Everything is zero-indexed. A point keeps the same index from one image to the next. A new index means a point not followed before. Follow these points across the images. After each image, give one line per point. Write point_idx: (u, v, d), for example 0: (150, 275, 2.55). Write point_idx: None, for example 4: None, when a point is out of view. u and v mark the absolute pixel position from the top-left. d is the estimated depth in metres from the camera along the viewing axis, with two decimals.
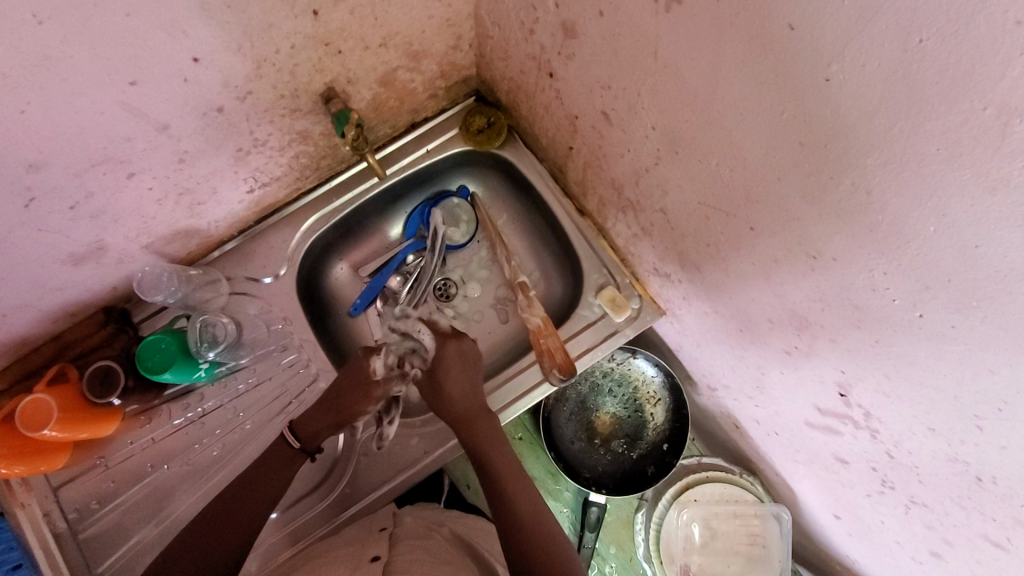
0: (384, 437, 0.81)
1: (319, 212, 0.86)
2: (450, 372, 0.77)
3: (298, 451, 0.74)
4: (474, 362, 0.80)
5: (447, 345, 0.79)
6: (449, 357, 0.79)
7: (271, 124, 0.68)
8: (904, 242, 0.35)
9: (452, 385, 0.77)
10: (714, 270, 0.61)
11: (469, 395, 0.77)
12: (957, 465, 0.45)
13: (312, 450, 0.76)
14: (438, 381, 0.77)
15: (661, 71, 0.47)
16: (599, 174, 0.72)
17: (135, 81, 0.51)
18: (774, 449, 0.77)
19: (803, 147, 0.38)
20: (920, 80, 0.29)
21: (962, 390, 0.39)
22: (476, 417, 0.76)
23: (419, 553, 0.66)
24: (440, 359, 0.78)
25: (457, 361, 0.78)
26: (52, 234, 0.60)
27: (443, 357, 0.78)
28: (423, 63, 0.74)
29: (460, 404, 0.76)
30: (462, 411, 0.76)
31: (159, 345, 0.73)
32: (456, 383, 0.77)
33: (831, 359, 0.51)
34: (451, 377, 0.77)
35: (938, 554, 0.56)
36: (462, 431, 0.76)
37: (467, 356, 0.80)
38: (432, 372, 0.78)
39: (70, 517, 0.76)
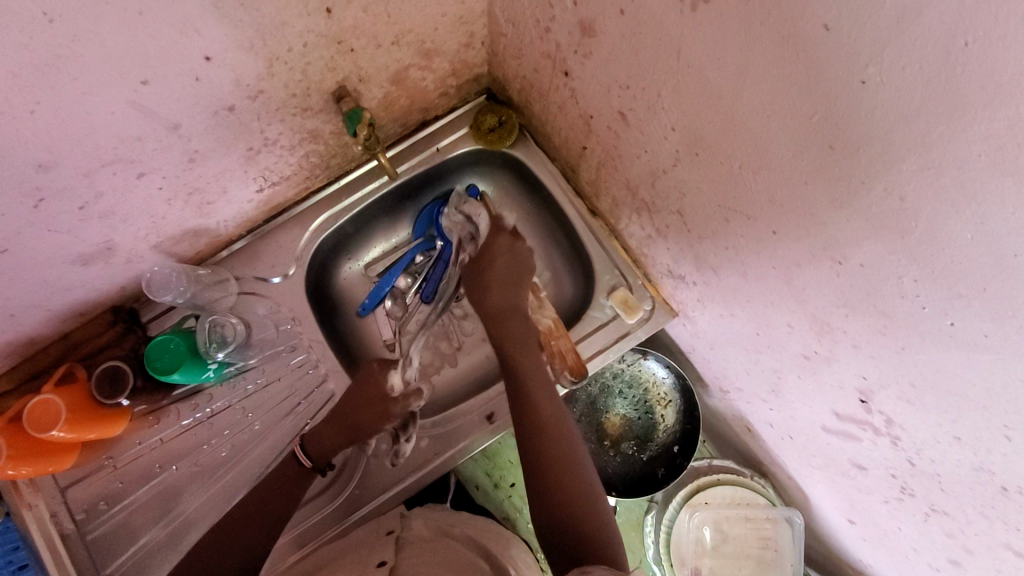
0: (399, 455, 0.80)
1: (328, 211, 0.85)
2: (495, 264, 0.77)
3: (308, 469, 0.74)
4: (524, 263, 0.78)
5: (499, 235, 0.79)
6: (498, 248, 0.78)
7: (282, 123, 0.67)
8: (937, 249, 0.34)
9: (499, 266, 0.77)
10: (731, 272, 0.60)
11: (508, 290, 0.76)
12: (981, 475, 0.44)
13: (322, 467, 0.75)
14: (481, 268, 0.77)
15: (684, 72, 0.46)
16: (613, 174, 0.71)
17: (145, 80, 0.50)
18: (788, 452, 0.76)
19: (832, 150, 0.37)
20: (963, 83, 0.28)
21: (991, 400, 0.38)
22: (514, 314, 0.75)
23: (425, 556, 0.67)
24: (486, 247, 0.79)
25: (504, 247, 0.78)
26: (61, 235, 0.60)
27: (490, 245, 0.78)
28: (435, 61, 0.73)
29: (498, 295, 0.75)
30: (501, 305, 0.75)
31: (167, 345, 0.73)
32: (501, 272, 0.76)
33: (853, 365, 0.50)
34: (496, 262, 0.77)
35: (956, 562, 0.55)
36: (496, 328, 0.75)
37: (516, 249, 0.78)
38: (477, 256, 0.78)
39: (78, 517, 0.75)
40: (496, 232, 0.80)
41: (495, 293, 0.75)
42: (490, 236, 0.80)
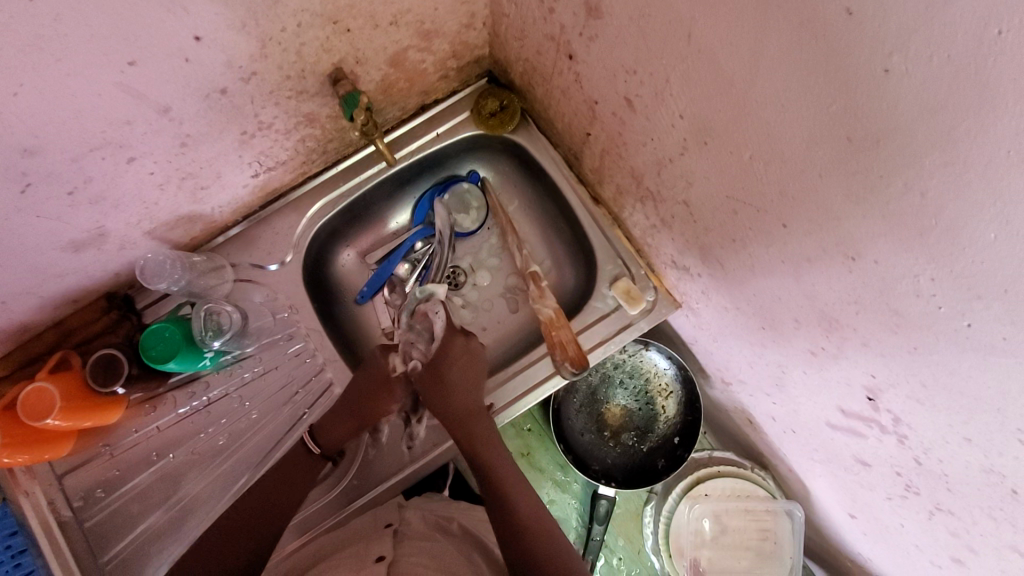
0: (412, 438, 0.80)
1: (325, 197, 0.83)
2: (453, 367, 0.77)
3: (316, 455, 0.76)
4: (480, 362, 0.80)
5: (454, 339, 0.80)
6: (456, 350, 0.79)
7: (277, 106, 0.65)
8: (957, 248, 0.33)
9: (453, 376, 0.77)
10: (737, 266, 0.58)
11: (466, 393, 0.76)
12: (991, 477, 0.43)
13: (331, 454, 0.77)
14: (439, 373, 0.77)
15: (695, 58, 0.44)
16: (617, 162, 0.69)
17: (133, 61, 0.48)
18: (790, 446, 0.76)
19: (851, 143, 0.35)
20: (993, 76, 0.26)
21: (1006, 402, 0.37)
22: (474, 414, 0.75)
23: (422, 556, 0.65)
24: (443, 352, 0.79)
25: (460, 352, 0.79)
26: (50, 220, 0.58)
27: (445, 350, 0.79)
28: (435, 43, 0.71)
29: (461, 396, 0.75)
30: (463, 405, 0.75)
31: (163, 334, 0.72)
32: (458, 378, 0.77)
33: (860, 363, 0.49)
34: (453, 368, 0.77)
35: (960, 560, 0.54)
36: (460, 432, 0.74)
37: (470, 354, 0.79)
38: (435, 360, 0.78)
39: (75, 505, 0.75)
40: (450, 340, 0.80)
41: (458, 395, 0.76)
42: (443, 344, 0.80)
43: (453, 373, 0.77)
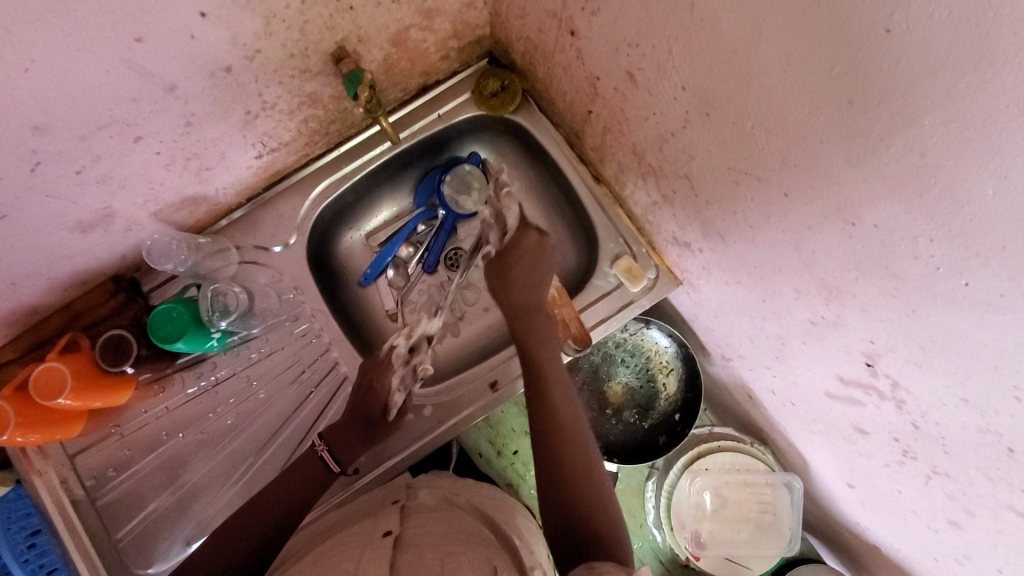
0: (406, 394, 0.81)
1: (328, 179, 0.84)
2: (524, 258, 0.78)
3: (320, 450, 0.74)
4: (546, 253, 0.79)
5: (527, 232, 0.80)
6: (528, 244, 0.79)
7: (280, 86, 0.66)
8: (956, 207, 0.34)
9: (518, 274, 0.77)
10: (737, 239, 0.60)
11: (530, 290, 0.77)
12: (988, 437, 0.44)
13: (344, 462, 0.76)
14: (507, 264, 0.78)
15: (697, 28, 0.44)
16: (619, 139, 0.70)
17: (139, 37, 0.49)
18: (789, 418, 0.77)
19: (852, 105, 0.36)
20: (992, 28, 0.27)
21: (1003, 360, 0.37)
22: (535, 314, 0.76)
23: (431, 525, 0.65)
24: (513, 246, 0.79)
25: (531, 246, 0.79)
26: (59, 200, 0.59)
27: (517, 242, 0.79)
28: (436, 21, 0.71)
29: (516, 292, 0.77)
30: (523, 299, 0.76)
31: (170, 315, 0.72)
32: (523, 269, 0.77)
33: (860, 329, 0.50)
34: (519, 263, 0.78)
35: (956, 523, 0.56)
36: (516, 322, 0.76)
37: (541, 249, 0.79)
38: (506, 249, 0.79)
39: (88, 484, 0.76)
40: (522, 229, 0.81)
41: (518, 289, 0.77)
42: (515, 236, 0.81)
43: (517, 266, 0.78)
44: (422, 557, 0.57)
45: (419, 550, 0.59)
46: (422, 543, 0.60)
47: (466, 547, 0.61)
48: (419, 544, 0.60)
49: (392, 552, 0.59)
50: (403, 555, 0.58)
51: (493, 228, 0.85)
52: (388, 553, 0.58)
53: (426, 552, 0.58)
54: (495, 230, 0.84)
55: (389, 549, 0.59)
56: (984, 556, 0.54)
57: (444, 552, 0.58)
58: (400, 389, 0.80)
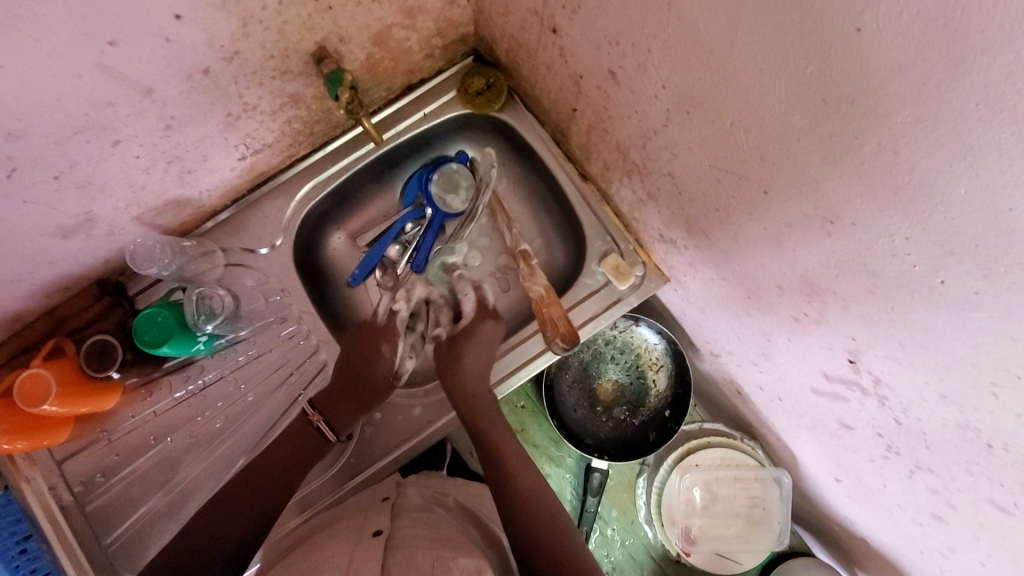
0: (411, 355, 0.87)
1: (313, 179, 0.83)
2: (472, 351, 0.81)
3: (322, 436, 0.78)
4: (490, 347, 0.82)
5: (481, 322, 0.84)
6: (477, 337, 0.82)
7: (260, 87, 0.65)
8: (931, 207, 0.34)
9: (467, 366, 0.80)
10: (722, 237, 0.59)
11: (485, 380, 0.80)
12: (968, 432, 0.44)
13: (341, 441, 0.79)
14: (458, 350, 0.82)
15: (674, 26, 0.44)
16: (603, 137, 0.70)
17: (112, 41, 0.48)
18: (777, 414, 0.77)
19: (826, 105, 0.36)
20: (961, 27, 0.26)
21: (980, 358, 0.37)
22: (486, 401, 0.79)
23: (421, 527, 0.65)
24: (468, 333, 0.83)
25: (484, 339, 0.82)
26: (38, 206, 0.58)
27: (472, 333, 0.82)
28: (419, 20, 0.70)
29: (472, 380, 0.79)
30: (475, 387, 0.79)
31: (155, 318, 0.72)
32: (474, 360, 0.81)
33: (842, 326, 0.50)
34: (470, 353, 0.81)
35: (939, 517, 0.56)
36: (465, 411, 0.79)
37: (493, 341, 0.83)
38: (456, 341, 0.82)
39: (76, 490, 0.76)
40: (477, 321, 0.83)
41: (471, 377, 0.80)
42: (469, 325, 0.84)
43: (470, 354, 0.81)
44: (412, 560, 0.56)
45: (409, 552, 0.58)
46: (413, 545, 0.60)
47: (456, 552, 0.59)
48: (410, 546, 0.59)
49: (383, 552, 0.58)
50: (394, 556, 0.57)
51: (443, 309, 0.87)
52: (379, 555, 0.58)
53: (416, 555, 0.57)
54: (444, 313, 0.87)
55: (380, 550, 0.59)
56: (966, 549, 0.54)
57: (434, 555, 0.58)
58: (408, 354, 0.86)
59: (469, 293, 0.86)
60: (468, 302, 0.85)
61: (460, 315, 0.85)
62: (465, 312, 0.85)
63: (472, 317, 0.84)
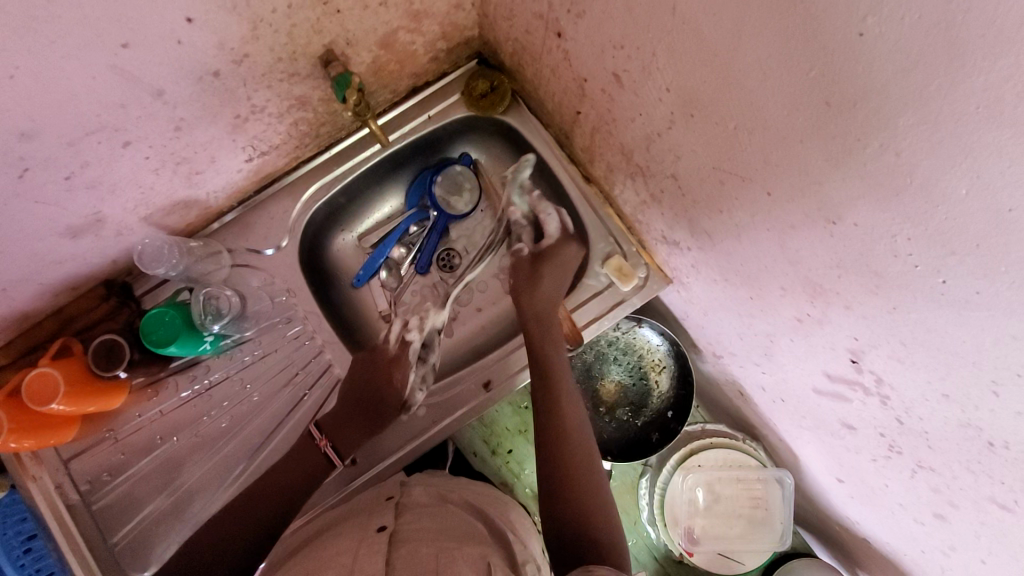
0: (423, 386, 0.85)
1: (319, 181, 0.84)
2: (550, 271, 0.81)
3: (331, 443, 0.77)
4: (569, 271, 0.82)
5: (566, 245, 0.83)
6: (564, 256, 0.82)
7: (269, 89, 0.66)
8: (931, 207, 0.34)
9: (546, 285, 0.80)
10: (725, 238, 0.60)
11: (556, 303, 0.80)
12: (969, 431, 0.44)
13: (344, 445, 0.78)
14: (539, 270, 0.82)
15: (679, 30, 0.45)
16: (607, 139, 0.70)
17: (125, 43, 0.49)
18: (779, 415, 0.78)
19: (829, 107, 0.37)
20: (963, 31, 0.27)
21: (981, 356, 0.38)
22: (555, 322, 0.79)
23: (425, 520, 0.66)
24: (550, 253, 0.83)
25: (565, 260, 0.82)
26: (49, 206, 0.59)
27: (554, 252, 0.82)
28: (425, 24, 0.71)
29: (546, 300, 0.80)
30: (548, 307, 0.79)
31: (162, 318, 0.72)
32: (551, 281, 0.81)
33: (844, 326, 0.50)
34: (547, 275, 0.81)
35: (941, 516, 0.56)
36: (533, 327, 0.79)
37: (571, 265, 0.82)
38: (540, 257, 0.82)
39: (83, 488, 0.76)
40: (560, 243, 0.83)
41: (545, 296, 0.80)
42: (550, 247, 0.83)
43: (547, 276, 0.81)
44: (416, 552, 0.57)
45: (412, 545, 0.59)
46: (417, 539, 0.60)
47: (460, 542, 0.60)
48: (414, 539, 0.60)
49: (387, 548, 0.59)
50: (398, 549, 0.58)
51: (525, 229, 0.87)
52: (383, 549, 0.58)
53: (419, 548, 0.58)
54: (526, 233, 0.86)
55: (384, 545, 0.59)
56: (967, 548, 0.55)
57: (438, 547, 0.59)
58: (419, 386, 0.84)
59: (554, 215, 0.85)
60: (552, 223, 0.84)
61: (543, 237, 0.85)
62: (549, 233, 0.84)
63: (553, 238, 0.83)
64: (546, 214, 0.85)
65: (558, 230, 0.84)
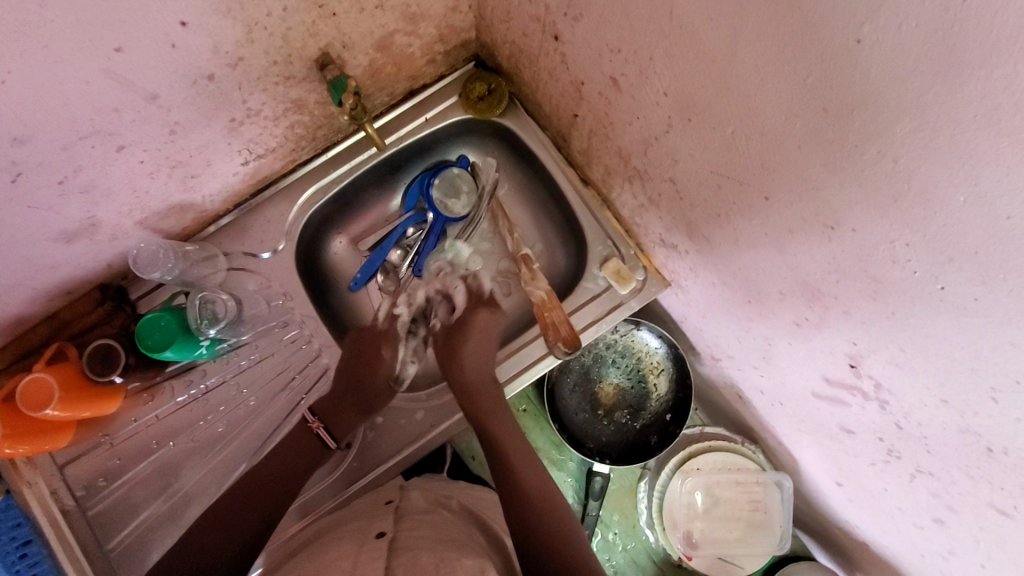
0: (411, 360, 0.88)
1: (315, 184, 0.84)
2: (472, 337, 0.84)
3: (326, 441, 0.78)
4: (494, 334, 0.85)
5: (476, 312, 0.86)
6: (477, 324, 0.85)
7: (264, 93, 0.66)
8: (930, 214, 0.34)
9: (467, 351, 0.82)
10: (723, 242, 0.60)
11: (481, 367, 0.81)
12: (968, 437, 0.44)
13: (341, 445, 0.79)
14: (457, 342, 0.84)
15: (676, 34, 0.45)
16: (605, 142, 0.70)
17: (119, 48, 0.48)
18: (778, 419, 0.78)
19: (826, 113, 0.36)
20: (961, 39, 0.27)
21: (980, 363, 0.38)
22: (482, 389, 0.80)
23: (422, 528, 0.65)
24: (465, 324, 0.86)
25: (481, 326, 0.85)
26: (42, 211, 0.59)
27: (468, 322, 0.86)
28: (421, 26, 0.71)
29: (471, 368, 0.81)
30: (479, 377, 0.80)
31: (158, 324, 0.72)
32: (474, 351, 0.83)
33: (843, 331, 0.50)
34: (471, 338, 0.84)
35: (941, 521, 0.56)
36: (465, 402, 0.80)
37: (493, 326, 0.86)
38: (456, 329, 0.85)
39: (78, 494, 0.76)
40: (469, 313, 0.86)
41: (472, 367, 0.81)
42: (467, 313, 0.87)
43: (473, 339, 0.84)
44: (417, 561, 0.57)
45: (413, 554, 0.58)
46: (416, 547, 0.60)
47: (459, 551, 0.60)
48: (413, 548, 0.60)
49: (386, 555, 0.58)
50: (398, 557, 0.58)
51: (439, 305, 0.89)
52: (383, 556, 0.57)
53: (420, 556, 0.58)
54: (442, 308, 0.89)
55: (384, 552, 0.59)
56: (967, 553, 0.55)
57: (438, 556, 0.58)
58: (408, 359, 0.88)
59: (459, 285, 0.89)
60: (459, 294, 0.88)
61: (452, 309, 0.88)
62: (456, 304, 0.88)
63: (465, 308, 0.87)
64: (450, 290, 0.89)
65: (463, 300, 0.88)
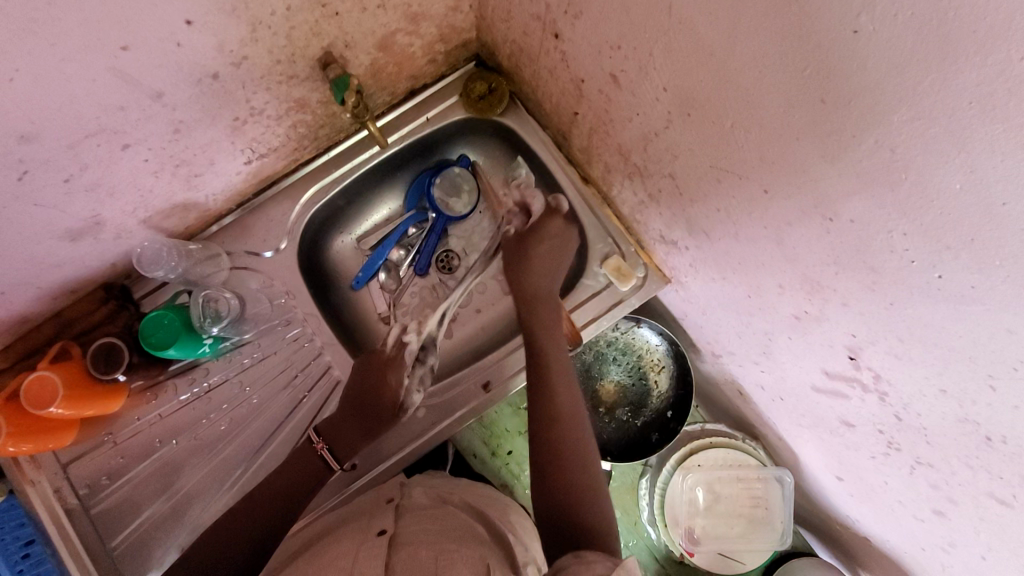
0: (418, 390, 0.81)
1: (317, 184, 0.84)
2: (543, 245, 0.79)
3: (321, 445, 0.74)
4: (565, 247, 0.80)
5: (553, 218, 0.81)
6: (551, 231, 0.80)
7: (267, 91, 0.66)
8: (926, 202, 0.35)
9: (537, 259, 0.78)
10: (722, 237, 0.60)
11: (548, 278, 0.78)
12: (966, 426, 0.45)
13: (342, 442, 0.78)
14: (527, 247, 0.80)
15: (675, 30, 0.45)
16: (605, 139, 0.71)
17: (125, 46, 0.49)
18: (779, 414, 0.78)
19: (823, 104, 0.37)
20: (954, 28, 0.27)
21: (977, 350, 0.38)
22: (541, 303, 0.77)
23: (424, 524, 0.65)
24: (538, 229, 0.81)
25: (553, 235, 0.80)
26: (47, 209, 0.59)
27: (542, 226, 0.80)
28: (423, 26, 0.71)
29: (536, 279, 0.78)
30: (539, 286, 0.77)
31: (161, 321, 0.72)
32: (541, 259, 0.79)
33: (841, 323, 0.51)
34: (542, 246, 0.79)
35: (941, 513, 0.56)
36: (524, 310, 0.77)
37: (567, 240, 0.80)
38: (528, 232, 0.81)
39: (81, 493, 0.76)
40: (546, 218, 0.81)
41: (536, 276, 0.78)
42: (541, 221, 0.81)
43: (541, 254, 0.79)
44: (415, 555, 0.57)
45: (411, 548, 0.58)
46: (417, 541, 0.60)
47: (458, 544, 0.60)
48: (413, 542, 0.60)
49: (386, 551, 0.59)
50: (398, 552, 0.58)
51: (514, 214, 0.85)
52: (383, 553, 0.58)
53: (418, 550, 0.58)
54: (518, 216, 0.84)
55: (384, 548, 0.59)
56: (966, 544, 0.55)
57: (437, 549, 0.58)
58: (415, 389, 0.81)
59: (540, 196, 0.83)
60: (537, 202, 0.83)
61: (529, 214, 0.83)
62: (534, 211, 0.82)
63: (540, 215, 0.82)
64: (529, 197, 0.84)
65: (541, 208, 0.82)
